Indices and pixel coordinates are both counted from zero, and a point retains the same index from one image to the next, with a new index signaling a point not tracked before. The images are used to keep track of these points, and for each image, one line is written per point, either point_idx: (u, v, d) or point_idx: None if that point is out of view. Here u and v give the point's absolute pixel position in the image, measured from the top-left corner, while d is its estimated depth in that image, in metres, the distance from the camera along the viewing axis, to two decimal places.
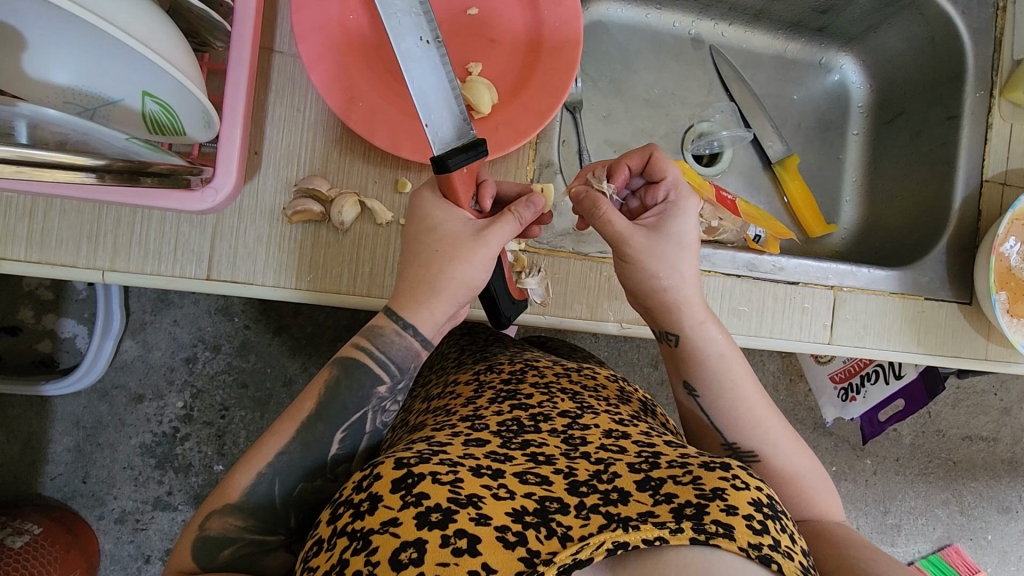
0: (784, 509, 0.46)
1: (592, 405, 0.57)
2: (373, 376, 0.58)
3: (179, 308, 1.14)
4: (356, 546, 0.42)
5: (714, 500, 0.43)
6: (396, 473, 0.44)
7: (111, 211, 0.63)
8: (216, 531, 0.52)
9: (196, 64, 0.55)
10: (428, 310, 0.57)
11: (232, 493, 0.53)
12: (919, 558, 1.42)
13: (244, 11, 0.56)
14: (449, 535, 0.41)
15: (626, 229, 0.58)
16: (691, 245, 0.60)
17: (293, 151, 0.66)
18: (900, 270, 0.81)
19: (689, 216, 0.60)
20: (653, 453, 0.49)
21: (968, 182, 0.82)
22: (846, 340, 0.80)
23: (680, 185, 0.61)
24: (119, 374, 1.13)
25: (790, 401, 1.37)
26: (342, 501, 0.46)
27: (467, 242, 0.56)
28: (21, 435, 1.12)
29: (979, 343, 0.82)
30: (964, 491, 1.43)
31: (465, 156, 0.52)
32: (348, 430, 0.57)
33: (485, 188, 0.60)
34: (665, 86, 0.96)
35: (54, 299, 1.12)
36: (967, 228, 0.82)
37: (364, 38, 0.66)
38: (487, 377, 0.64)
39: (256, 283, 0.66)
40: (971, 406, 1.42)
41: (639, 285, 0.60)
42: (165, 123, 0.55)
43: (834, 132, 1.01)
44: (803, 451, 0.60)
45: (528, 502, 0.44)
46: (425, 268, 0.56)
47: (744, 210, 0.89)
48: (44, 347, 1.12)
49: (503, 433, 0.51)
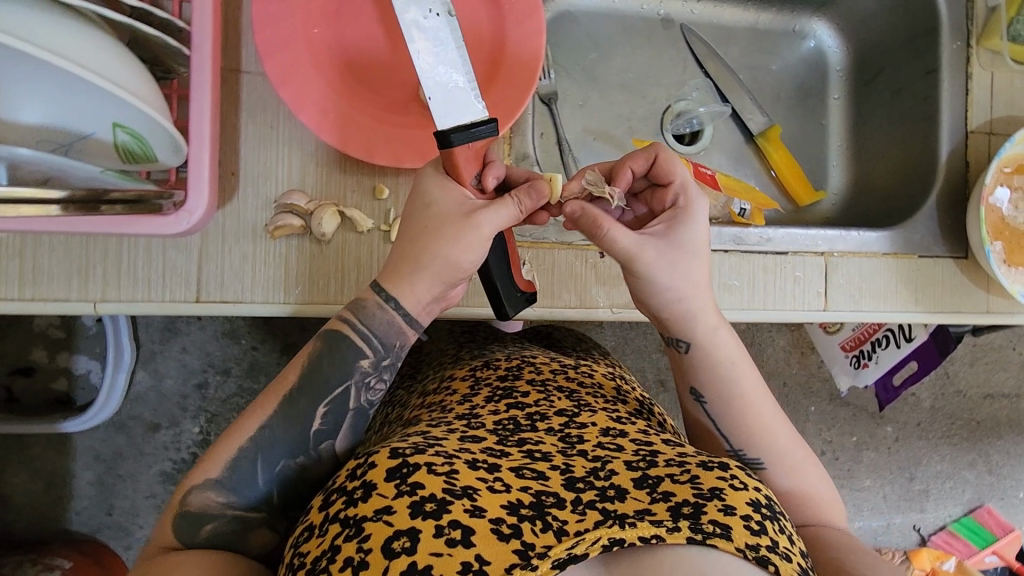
0: (781, 509, 0.47)
1: (590, 403, 0.58)
2: (355, 349, 0.59)
3: (186, 336, 1.16)
4: (349, 532, 0.42)
5: (712, 499, 0.44)
6: (391, 463, 0.44)
7: (99, 241, 0.64)
8: (195, 508, 0.53)
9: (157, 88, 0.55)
10: (409, 285, 0.57)
11: (210, 471, 0.54)
12: (951, 522, 1.41)
13: (201, 27, 0.56)
14: (443, 525, 0.41)
15: (633, 245, 0.58)
16: (702, 250, 0.60)
17: (269, 168, 0.67)
18: (892, 231, 0.80)
19: (699, 223, 0.60)
20: (650, 452, 0.50)
21: (953, 135, 0.82)
22: (843, 305, 0.79)
23: (688, 188, 0.61)
24: (134, 405, 1.15)
25: (804, 374, 1.36)
26: (336, 488, 0.46)
27: (457, 219, 0.55)
28: (44, 473, 1.14)
29: (979, 296, 0.81)
30: (989, 450, 1.42)
31: (468, 132, 0.54)
32: (331, 405, 0.58)
33: (490, 169, 0.58)
34: (640, 69, 0.96)
35: (64, 337, 1.14)
36: (956, 181, 0.82)
37: (329, 49, 0.66)
38: (483, 374, 0.64)
39: (246, 300, 0.66)
40: (990, 363, 1.40)
41: (648, 299, 0.61)
42: (138, 151, 0.55)
43: (815, 99, 0.99)
44: (809, 459, 0.60)
45: (524, 495, 0.44)
46: (410, 247, 0.57)
47: (724, 182, 0.88)
48: (59, 385, 1.14)
49: (500, 431, 0.52)
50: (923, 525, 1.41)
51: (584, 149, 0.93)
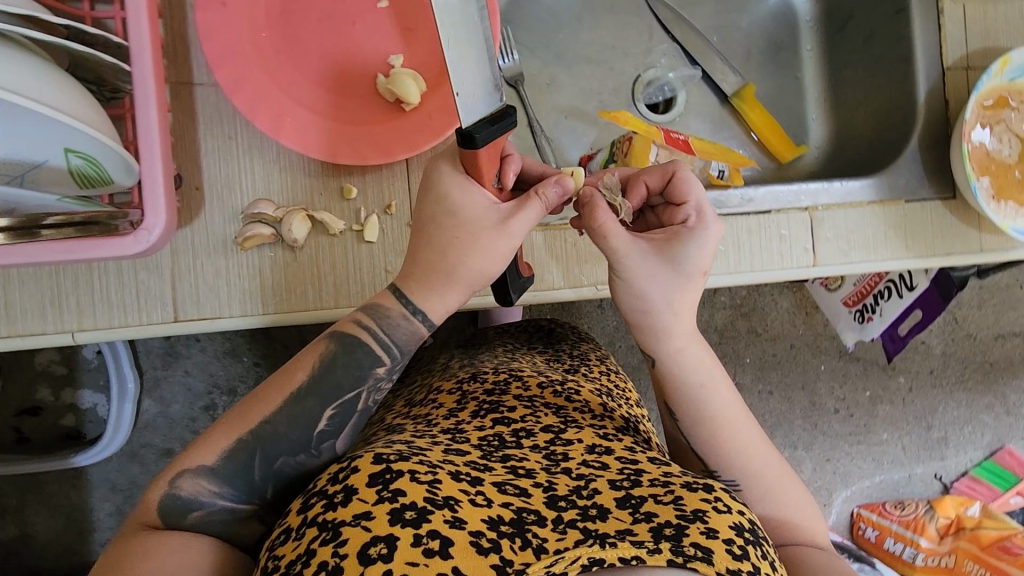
0: (765, 535, 0.49)
1: (577, 419, 0.59)
2: (372, 358, 0.58)
3: (188, 359, 1.16)
4: (326, 536, 0.43)
5: (695, 521, 0.46)
6: (374, 468, 0.45)
7: (70, 269, 0.63)
8: (187, 490, 0.53)
9: (100, 108, 0.53)
10: (439, 296, 0.58)
11: (205, 458, 0.54)
12: (973, 467, 1.40)
13: (139, 45, 0.53)
14: (422, 534, 0.42)
15: (623, 246, 0.57)
16: (697, 275, 0.59)
17: (233, 179, 0.66)
18: (876, 178, 0.79)
19: (701, 246, 0.58)
20: (635, 471, 0.51)
21: (929, 75, 0.80)
22: (833, 260, 0.78)
23: (703, 212, 0.60)
24: (145, 433, 1.15)
25: (810, 335, 1.35)
26: (315, 491, 0.47)
27: (492, 230, 0.55)
28: (65, 509, 1.15)
29: (972, 236, 0.79)
30: (1005, 391, 1.40)
31: (492, 130, 0.50)
32: (338, 407, 0.57)
33: (508, 165, 0.58)
34: (606, 41, 0.94)
35: (67, 373, 1.14)
36: (937, 120, 0.80)
37: (278, 52, 0.65)
38: (471, 387, 0.64)
39: (224, 315, 0.66)
40: (998, 303, 1.38)
41: (623, 301, 0.60)
42: (93, 175, 0.54)
43: (788, 53, 0.97)
44: (788, 478, 0.63)
45: (505, 511, 0.46)
46: (435, 259, 0.56)
47: (696, 146, 0.86)
48: (67, 422, 1.14)
49: (484, 447, 0.53)
50: (945, 473, 1.39)
51: (558, 129, 0.92)
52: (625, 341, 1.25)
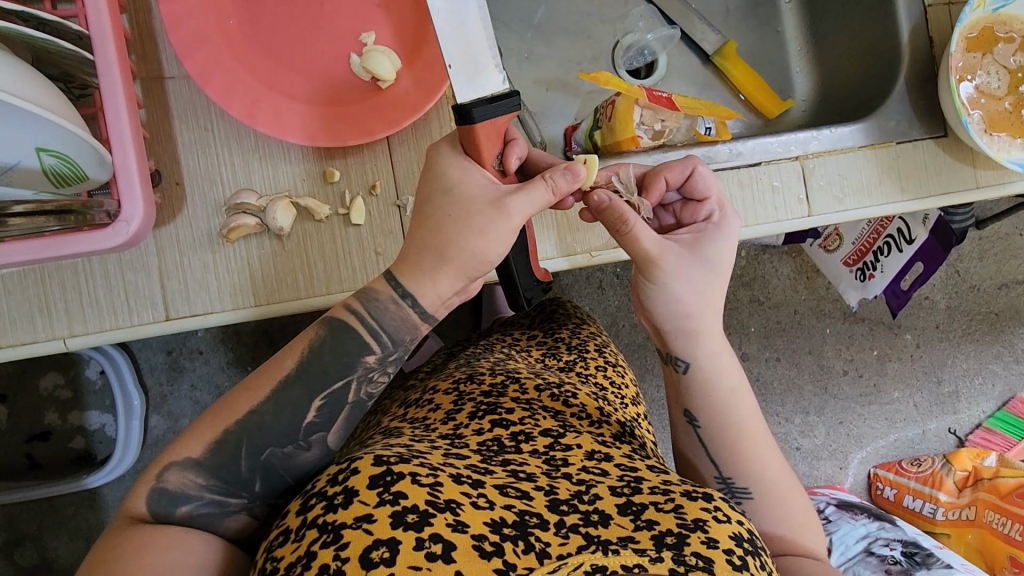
0: (763, 544, 0.48)
1: (575, 424, 0.58)
2: (361, 345, 0.57)
3: (192, 372, 1.15)
4: (326, 539, 0.41)
5: (695, 530, 0.46)
6: (374, 470, 0.44)
7: (55, 275, 0.62)
8: (174, 485, 0.52)
9: (64, 98, 0.52)
10: (431, 281, 0.56)
11: (192, 450, 0.53)
12: (987, 419, 1.38)
13: (100, 33, 0.52)
14: (425, 538, 0.41)
15: (655, 249, 0.59)
16: (725, 268, 0.62)
17: (212, 170, 0.65)
18: (865, 122, 0.77)
19: (725, 241, 0.62)
20: (635, 478, 0.51)
21: (910, 14, 0.78)
22: (828, 207, 0.76)
23: (723, 206, 0.65)
24: (155, 450, 1.14)
25: (813, 299, 1.34)
26: (313, 492, 0.45)
27: (488, 208, 0.53)
28: (81, 532, 1.14)
29: (967, 173, 0.77)
30: (1013, 339, 1.39)
31: (489, 106, 0.50)
32: (326, 397, 0.56)
33: (511, 149, 0.57)
34: (582, 10, 0.93)
35: (73, 396, 1.13)
36: (922, 59, 0.78)
37: (247, 38, 0.64)
38: (468, 388, 0.63)
39: (215, 311, 0.65)
40: (999, 253, 1.36)
41: (654, 306, 0.61)
42: (67, 173, 0.53)
43: (767, 8, 0.95)
44: (796, 491, 0.61)
45: (507, 513, 0.45)
46: (431, 240, 0.55)
47: (680, 103, 0.84)
48: (77, 444, 1.14)
49: (484, 452, 0.53)
50: (959, 427, 1.38)
51: (540, 103, 0.90)
52: (628, 320, 1.24)
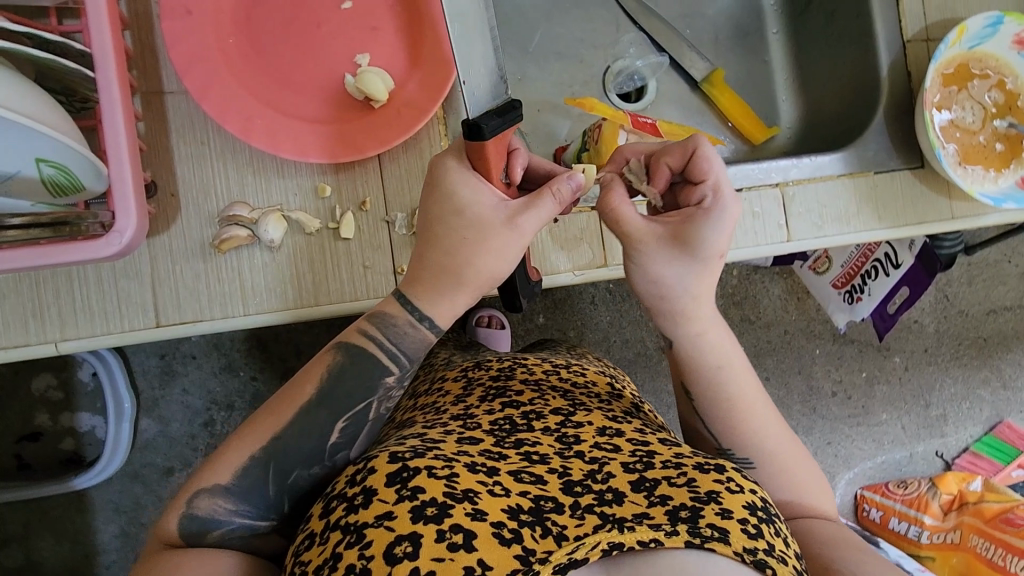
0: (778, 513, 0.50)
1: (585, 403, 0.61)
2: (382, 368, 0.59)
3: (185, 377, 1.16)
4: (350, 539, 0.44)
5: (709, 503, 0.47)
6: (391, 467, 0.47)
7: (52, 279, 0.64)
8: (204, 511, 0.53)
9: (64, 113, 0.54)
10: (448, 303, 0.59)
11: (222, 476, 0.54)
12: (973, 442, 1.40)
13: (102, 51, 0.54)
14: (445, 530, 0.43)
15: (638, 228, 0.59)
16: (718, 257, 0.60)
17: (208, 183, 0.67)
18: (846, 151, 0.80)
19: (718, 228, 0.58)
20: (647, 453, 0.52)
21: (890, 49, 0.81)
22: (806, 234, 0.79)
23: (720, 190, 0.59)
24: (145, 453, 1.15)
25: (804, 319, 1.36)
26: (336, 494, 0.48)
27: (500, 228, 0.55)
28: (68, 533, 1.15)
29: (941, 204, 0.80)
30: (1001, 365, 1.41)
31: (500, 121, 0.50)
32: (350, 419, 0.58)
33: (515, 160, 0.59)
34: (575, 35, 0.95)
35: (64, 397, 1.14)
36: (900, 92, 0.81)
37: (245, 57, 0.67)
38: (476, 375, 0.67)
39: (203, 319, 0.66)
40: (987, 279, 1.38)
41: (638, 284, 0.61)
42: (65, 183, 0.55)
43: (755, 37, 0.98)
44: (802, 458, 0.64)
45: (523, 499, 0.47)
46: (447, 263, 0.57)
47: (666, 130, 0.87)
48: (67, 445, 1.15)
49: (496, 432, 0.55)
50: (946, 450, 1.40)
51: (533, 123, 0.93)
52: (620, 335, 1.26)
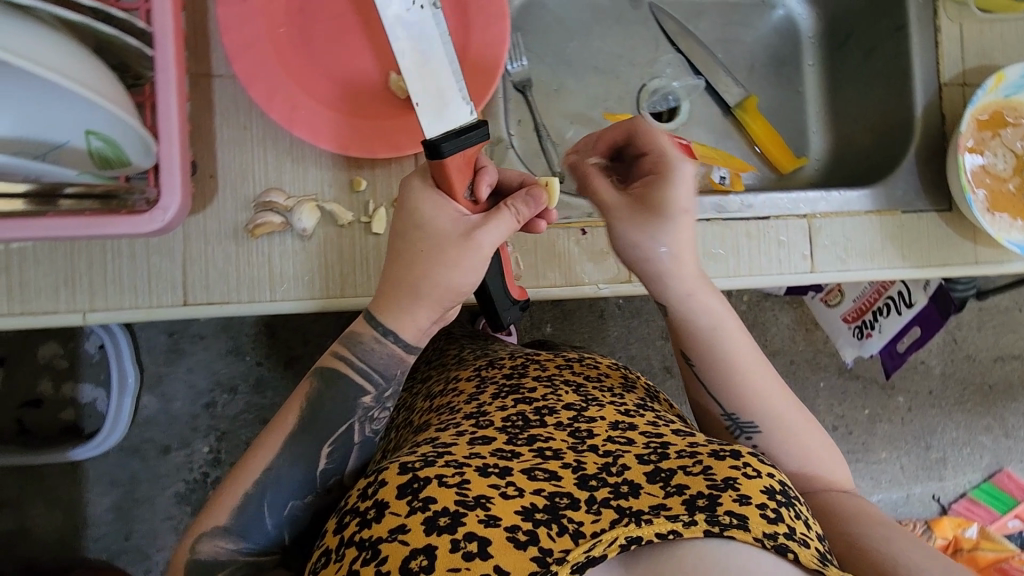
0: (797, 495, 0.50)
1: (597, 397, 0.61)
2: (356, 387, 0.60)
3: (191, 355, 1.17)
4: (367, 555, 0.44)
5: (727, 490, 0.47)
6: (401, 479, 0.48)
7: (84, 252, 0.65)
8: (207, 554, 0.54)
9: (121, 87, 0.55)
10: (408, 315, 0.58)
11: (220, 517, 0.55)
12: (971, 488, 1.40)
13: (163, 31, 0.56)
14: (460, 539, 0.44)
15: (610, 200, 0.63)
16: (687, 213, 0.62)
17: (247, 168, 0.68)
18: (874, 188, 0.80)
19: (673, 188, 0.61)
20: (661, 444, 0.53)
21: (925, 91, 0.82)
22: (830, 266, 0.79)
23: (666, 152, 0.61)
24: (145, 429, 1.16)
25: (811, 351, 1.36)
26: (347, 510, 0.49)
27: (455, 241, 0.55)
28: (60, 502, 1.15)
29: (967, 247, 0.80)
30: (1005, 413, 1.41)
31: (457, 141, 0.50)
32: (334, 443, 0.59)
33: (482, 177, 0.57)
34: (612, 50, 0.96)
35: (69, 366, 1.15)
36: (933, 134, 0.82)
37: (295, 46, 0.68)
38: (488, 373, 0.67)
39: (231, 300, 0.67)
40: (998, 325, 1.38)
41: (625, 258, 0.65)
42: (113, 158, 0.55)
43: (790, 67, 0.99)
44: (808, 424, 0.63)
45: (538, 498, 0.47)
46: (404, 274, 0.57)
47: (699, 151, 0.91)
48: (67, 415, 1.15)
49: (508, 429, 0.55)
50: (943, 495, 1.39)
51: (562, 134, 0.94)
52: (625, 351, 1.26)
